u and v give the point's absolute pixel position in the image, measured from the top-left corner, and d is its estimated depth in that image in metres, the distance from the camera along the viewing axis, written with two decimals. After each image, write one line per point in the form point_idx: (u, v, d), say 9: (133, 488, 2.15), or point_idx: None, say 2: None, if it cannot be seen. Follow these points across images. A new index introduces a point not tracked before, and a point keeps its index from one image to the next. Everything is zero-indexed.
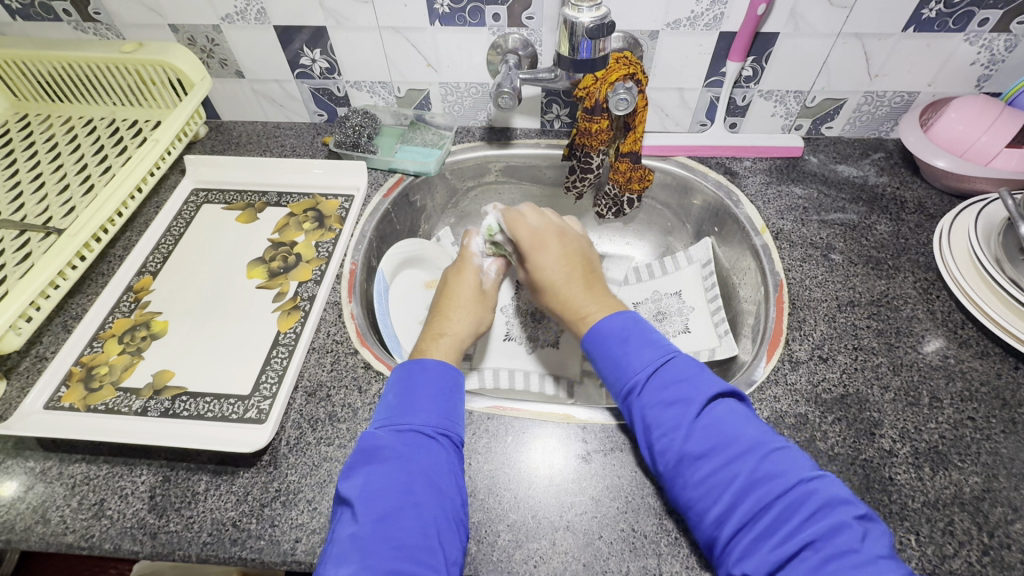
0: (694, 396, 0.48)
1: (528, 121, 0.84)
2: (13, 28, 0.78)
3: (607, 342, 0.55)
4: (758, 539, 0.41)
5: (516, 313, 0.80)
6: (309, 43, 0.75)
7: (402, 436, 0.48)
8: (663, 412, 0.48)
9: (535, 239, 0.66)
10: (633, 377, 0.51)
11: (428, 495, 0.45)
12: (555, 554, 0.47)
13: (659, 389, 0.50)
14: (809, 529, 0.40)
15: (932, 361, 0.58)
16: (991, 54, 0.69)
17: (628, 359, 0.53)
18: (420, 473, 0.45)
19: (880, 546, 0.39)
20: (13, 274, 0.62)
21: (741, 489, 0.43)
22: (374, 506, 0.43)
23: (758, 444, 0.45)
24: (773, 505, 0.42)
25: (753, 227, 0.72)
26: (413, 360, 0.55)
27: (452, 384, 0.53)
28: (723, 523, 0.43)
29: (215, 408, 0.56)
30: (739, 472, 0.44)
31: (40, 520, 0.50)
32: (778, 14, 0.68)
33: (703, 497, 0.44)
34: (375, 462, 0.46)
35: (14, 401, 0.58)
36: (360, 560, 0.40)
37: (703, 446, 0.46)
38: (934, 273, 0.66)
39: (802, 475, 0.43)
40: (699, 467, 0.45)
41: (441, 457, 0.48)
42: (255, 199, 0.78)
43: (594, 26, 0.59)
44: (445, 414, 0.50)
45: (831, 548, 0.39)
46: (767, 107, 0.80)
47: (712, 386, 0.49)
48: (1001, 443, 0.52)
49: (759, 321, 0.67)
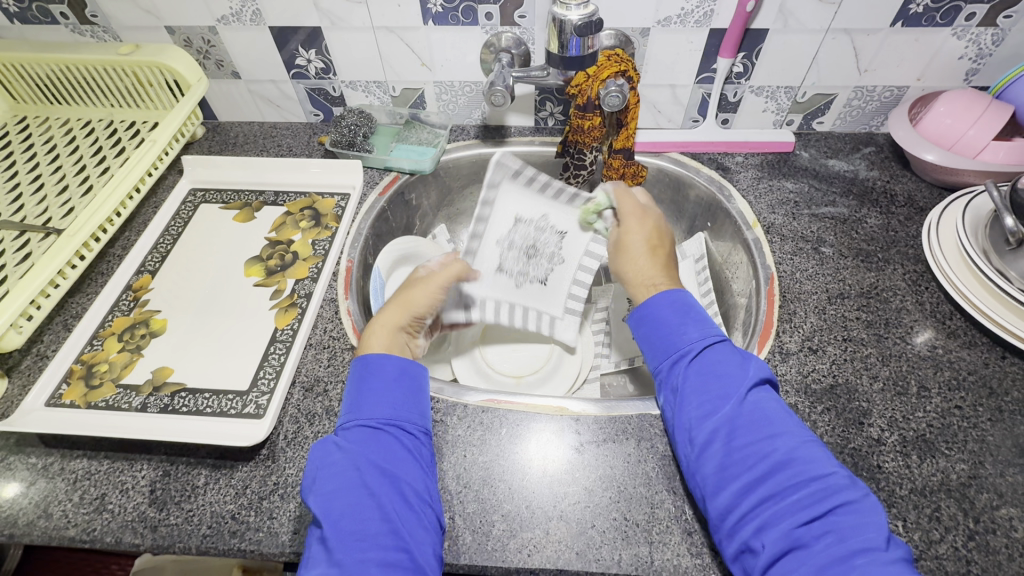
0: (744, 375, 0.50)
1: (522, 119, 0.85)
2: (11, 31, 0.78)
3: (663, 311, 0.57)
4: (783, 513, 0.42)
5: (506, 254, 0.74)
6: (304, 43, 0.76)
7: (354, 434, 0.49)
8: (714, 380, 0.50)
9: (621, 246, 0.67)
10: (687, 346, 0.54)
11: (382, 484, 0.46)
12: (548, 543, 0.48)
13: (712, 361, 0.52)
14: (835, 516, 0.41)
15: (920, 352, 0.59)
16: (978, 49, 0.70)
17: (681, 330, 0.55)
18: (371, 465, 0.46)
19: (901, 549, 0.40)
20: (14, 273, 0.63)
21: (778, 464, 0.44)
22: (333, 505, 0.44)
23: (800, 432, 0.47)
24: (805, 484, 0.43)
25: (744, 222, 0.73)
26: (362, 358, 0.55)
27: (400, 370, 0.53)
28: (746, 495, 0.44)
29: (214, 403, 0.57)
30: (779, 448, 0.45)
31: (42, 514, 0.51)
32: (767, 11, 0.69)
33: (737, 464, 0.46)
34: (326, 466, 0.46)
35: (15, 399, 0.58)
36: (328, 559, 0.42)
37: (747, 419, 0.47)
38: (923, 265, 0.67)
39: (836, 468, 0.44)
40: (741, 437, 0.47)
41: (395, 447, 0.48)
42: (252, 199, 0.79)
43: (582, 23, 0.60)
44: (393, 404, 0.51)
45: (858, 541, 0.39)
46: (759, 103, 0.81)
47: (760, 371, 0.51)
48: (987, 431, 0.53)
49: (750, 313, 0.68)
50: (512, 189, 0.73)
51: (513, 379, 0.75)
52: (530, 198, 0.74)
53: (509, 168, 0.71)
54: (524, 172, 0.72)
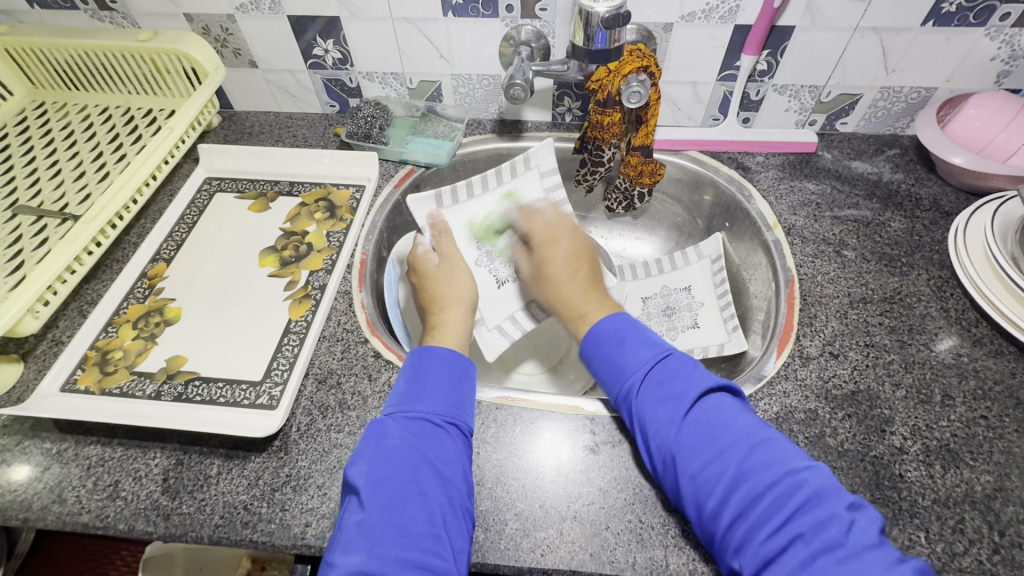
0: (686, 392, 0.47)
1: (539, 113, 0.84)
2: (31, 16, 0.79)
3: (603, 343, 0.53)
4: (751, 531, 0.40)
5: (490, 257, 0.73)
6: (322, 33, 0.75)
7: (411, 423, 0.48)
8: (659, 408, 0.48)
9: (547, 235, 0.67)
10: (629, 377, 0.50)
11: (434, 484, 0.44)
12: (562, 544, 0.47)
13: (656, 385, 0.49)
14: (797, 520, 0.39)
15: (944, 359, 0.58)
16: (1012, 50, 0.68)
17: (621, 362, 0.52)
18: (426, 462, 0.45)
19: (869, 535, 0.38)
20: (31, 258, 0.63)
21: (734, 480, 0.42)
22: (382, 493, 0.43)
23: (748, 435, 0.44)
24: (762, 496, 0.41)
25: (764, 223, 0.72)
26: (420, 349, 0.54)
27: (461, 371, 0.52)
28: (718, 516, 0.42)
29: (227, 393, 0.57)
30: (730, 462, 0.43)
31: (56, 499, 0.51)
32: (795, 7, 0.67)
33: (695, 493, 0.44)
34: (381, 450, 0.45)
35: (31, 382, 0.59)
36: (367, 548, 0.41)
37: (695, 438, 0.45)
38: (948, 271, 0.65)
39: (790, 466, 0.42)
40: (691, 463, 0.44)
41: (449, 445, 0.47)
42: (267, 188, 0.78)
43: (609, 16, 0.59)
44: (452, 403, 0.50)
45: (820, 542, 0.38)
46: (781, 101, 0.79)
47: (705, 381, 0.48)
48: (1014, 442, 0.52)
49: (769, 317, 0.67)
50: (451, 207, 0.74)
51: (527, 377, 0.76)
52: (475, 205, 0.75)
53: (546, 160, 0.75)
54: (453, 188, 0.74)
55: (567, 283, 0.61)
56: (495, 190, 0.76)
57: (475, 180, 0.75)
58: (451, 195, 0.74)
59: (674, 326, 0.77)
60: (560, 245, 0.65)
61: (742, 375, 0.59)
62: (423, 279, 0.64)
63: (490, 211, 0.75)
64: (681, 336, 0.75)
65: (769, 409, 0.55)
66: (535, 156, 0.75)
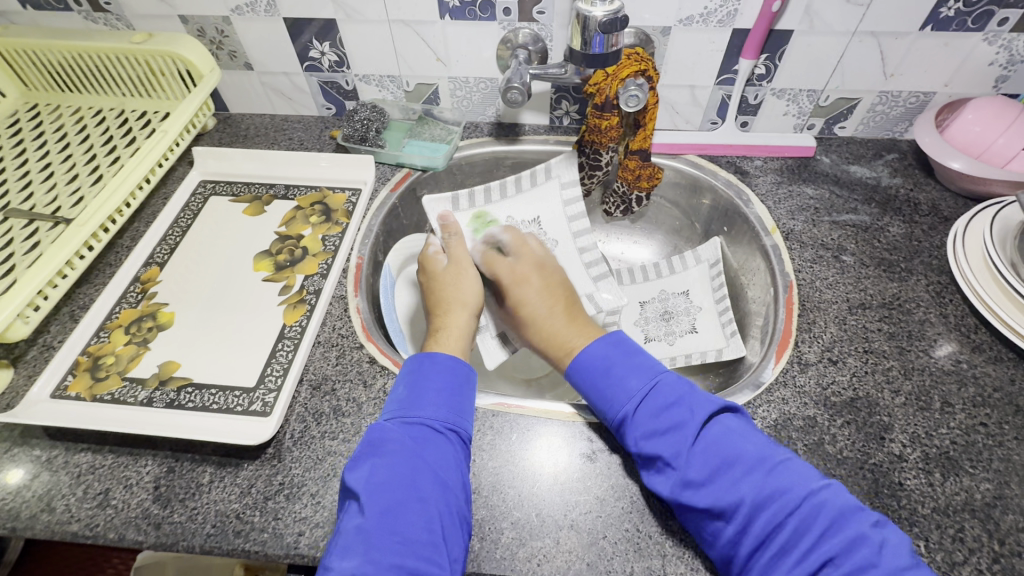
0: (689, 420, 0.47)
1: (537, 117, 0.83)
2: (24, 18, 0.78)
3: (592, 376, 0.53)
4: (776, 558, 0.40)
5: None
6: (318, 35, 0.75)
7: (411, 429, 0.47)
8: (659, 442, 0.47)
9: (514, 275, 0.66)
10: (622, 409, 0.50)
11: (433, 490, 0.44)
12: (559, 553, 0.47)
13: (653, 416, 0.48)
14: (826, 543, 0.40)
15: (943, 366, 0.57)
16: (1010, 55, 0.68)
17: (610, 397, 0.51)
18: (426, 468, 0.45)
19: (900, 557, 0.38)
20: (22, 262, 0.62)
21: (755, 505, 0.42)
22: (380, 499, 0.43)
23: (761, 459, 0.44)
24: (786, 523, 0.41)
25: (763, 227, 0.72)
26: (422, 354, 0.53)
27: (463, 378, 0.52)
28: (738, 544, 0.42)
29: (220, 400, 0.56)
30: (744, 493, 0.42)
31: (45, 508, 0.50)
32: (793, 11, 0.67)
33: (714, 523, 0.43)
34: (381, 455, 0.45)
35: (21, 388, 0.58)
36: (363, 553, 0.40)
37: (708, 468, 0.44)
38: (947, 277, 0.65)
39: (809, 488, 0.42)
40: (704, 494, 0.43)
41: (448, 452, 0.47)
42: (263, 192, 0.78)
43: (607, 20, 0.58)
44: (452, 408, 0.49)
45: (855, 562, 0.38)
46: (779, 105, 0.79)
47: (707, 406, 0.47)
48: (1014, 450, 0.51)
49: (768, 323, 0.66)
50: (466, 211, 0.74)
51: (523, 382, 0.76)
52: (492, 211, 0.75)
53: (568, 172, 0.76)
54: (471, 193, 0.75)
55: (549, 320, 0.61)
56: (515, 198, 0.76)
57: (495, 186, 0.76)
58: (469, 199, 0.74)
59: (672, 331, 0.76)
60: (534, 279, 0.65)
61: (740, 381, 0.59)
62: (429, 282, 0.64)
63: (507, 218, 0.75)
64: (679, 341, 0.75)
65: (767, 416, 0.54)
66: (557, 167, 0.76)
